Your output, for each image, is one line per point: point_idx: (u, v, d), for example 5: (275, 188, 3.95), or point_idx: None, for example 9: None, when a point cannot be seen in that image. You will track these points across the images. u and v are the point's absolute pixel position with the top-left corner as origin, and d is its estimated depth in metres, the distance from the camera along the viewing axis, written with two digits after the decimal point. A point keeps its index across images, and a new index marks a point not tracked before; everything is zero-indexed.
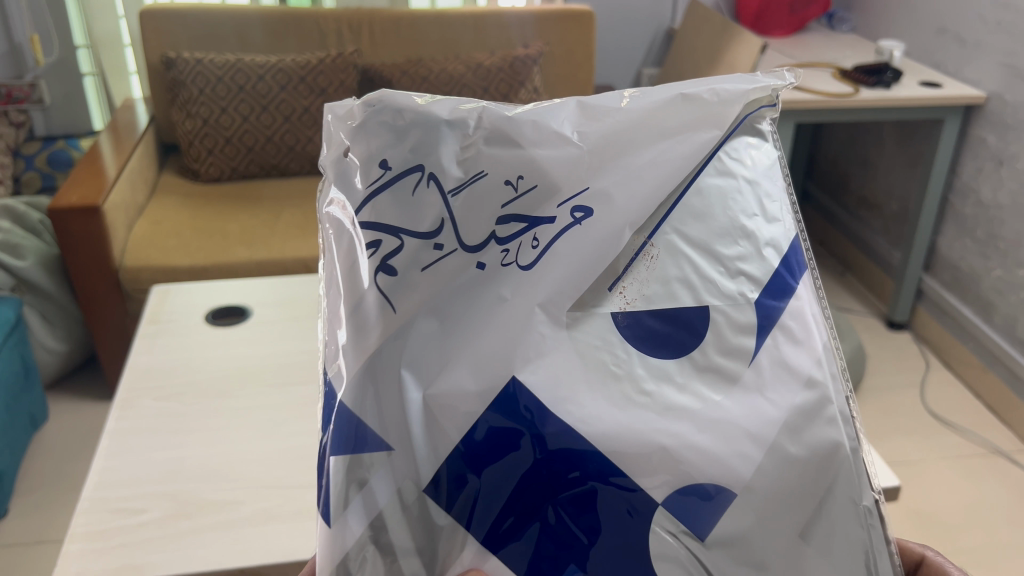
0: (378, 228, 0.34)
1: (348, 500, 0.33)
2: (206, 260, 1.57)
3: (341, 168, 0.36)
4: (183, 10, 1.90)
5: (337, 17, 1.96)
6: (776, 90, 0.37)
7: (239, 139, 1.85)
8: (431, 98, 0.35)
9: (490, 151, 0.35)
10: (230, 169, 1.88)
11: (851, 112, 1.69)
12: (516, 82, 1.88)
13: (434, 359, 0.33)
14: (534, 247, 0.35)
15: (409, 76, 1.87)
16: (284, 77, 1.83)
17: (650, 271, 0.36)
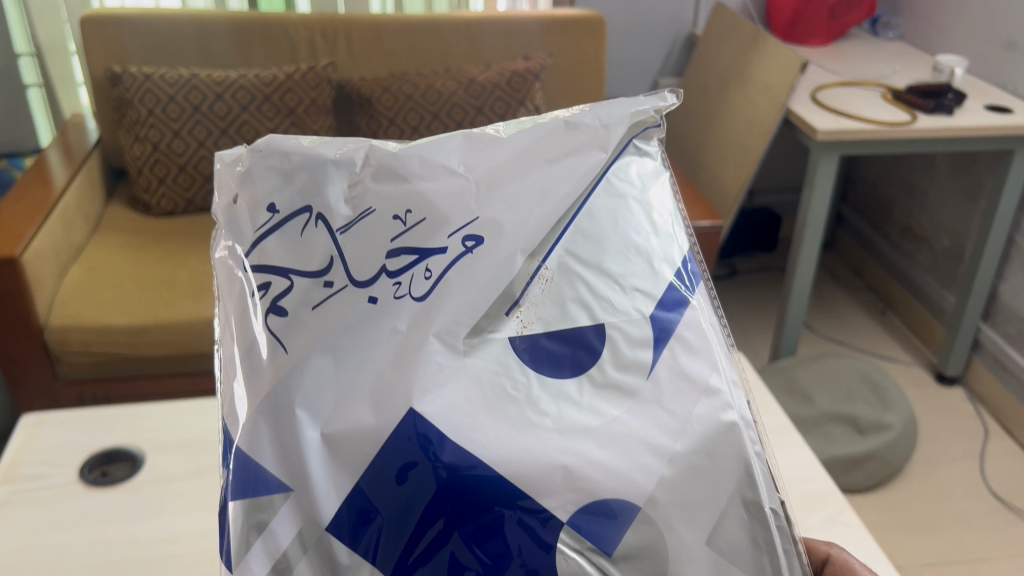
0: (268, 270, 0.36)
1: (249, 546, 0.33)
2: (148, 317, 1.47)
3: (229, 214, 0.38)
4: (137, 19, 1.82)
5: (309, 25, 1.88)
6: (659, 106, 0.39)
7: (193, 167, 1.76)
8: (316, 143, 0.38)
9: (378, 189, 0.36)
10: (183, 201, 1.79)
11: (908, 145, 1.54)
12: (515, 101, 1.81)
13: (329, 397, 0.33)
14: (425, 279, 0.35)
15: (392, 90, 1.79)
16: (246, 95, 1.74)
17: (544, 296, 0.36)
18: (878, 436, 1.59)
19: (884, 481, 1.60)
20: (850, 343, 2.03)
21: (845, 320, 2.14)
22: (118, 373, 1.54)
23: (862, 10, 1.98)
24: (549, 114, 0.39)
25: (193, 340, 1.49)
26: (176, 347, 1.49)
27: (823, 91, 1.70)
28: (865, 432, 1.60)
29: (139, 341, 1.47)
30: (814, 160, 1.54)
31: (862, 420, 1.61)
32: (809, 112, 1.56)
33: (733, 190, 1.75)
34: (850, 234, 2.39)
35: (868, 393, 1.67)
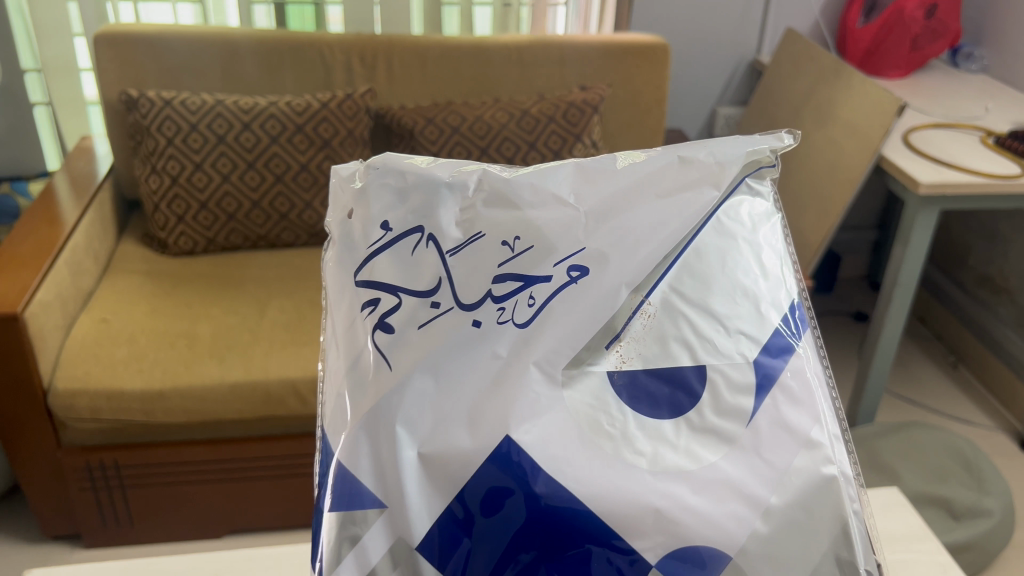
0: (378, 287, 0.36)
1: (341, 557, 0.34)
2: (164, 382, 1.30)
3: (343, 228, 0.38)
4: (156, 34, 1.67)
5: (345, 46, 1.73)
6: (775, 148, 0.38)
7: (215, 204, 1.61)
8: (431, 163, 0.38)
9: (488, 215, 0.37)
10: (205, 240, 1.64)
11: (1015, 199, 1.47)
12: (572, 135, 1.67)
13: (426, 421, 0.34)
14: (529, 306, 0.35)
15: (438, 121, 1.65)
16: (277, 126, 1.59)
17: (646, 334, 0.36)
18: (974, 522, 1.46)
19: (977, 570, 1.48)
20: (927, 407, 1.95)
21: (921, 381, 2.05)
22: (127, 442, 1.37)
23: (947, 39, 1.90)
24: (661, 148, 0.39)
25: (217, 408, 1.33)
26: (198, 414, 1.33)
27: (914, 134, 1.64)
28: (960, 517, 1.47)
29: (154, 411, 1.31)
30: (911, 216, 1.48)
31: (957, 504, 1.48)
32: (903, 159, 1.51)
33: (812, 241, 1.65)
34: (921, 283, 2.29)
35: (962, 473, 1.55)
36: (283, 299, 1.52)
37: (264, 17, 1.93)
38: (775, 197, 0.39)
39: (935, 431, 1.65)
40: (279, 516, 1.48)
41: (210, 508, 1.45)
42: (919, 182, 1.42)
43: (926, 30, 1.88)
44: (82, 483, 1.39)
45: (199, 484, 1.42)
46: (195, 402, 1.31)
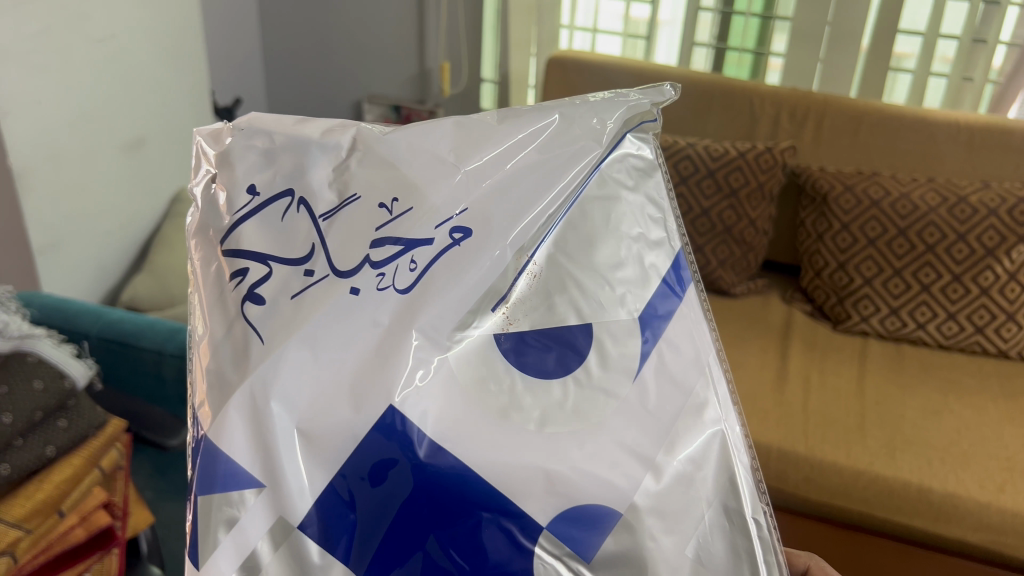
0: (247, 257, 0.35)
1: (215, 542, 0.31)
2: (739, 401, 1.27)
3: (207, 195, 0.36)
4: (603, 63, 1.64)
5: (780, 101, 1.60)
6: (660, 104, 0.38)
7: (857, 266, 1.46)
8: (292, 130, 0.36)
9: (367, 175, 0.35)
10: (891, 309, 1.44)
11: None
12: (1015, 235, 1.39)
13: (315, 403, 0.31)
14: (409, 273, 0.33)
15: (907, 272, 1.43)
16: (739, 179, 1.50)
17: (541, 296, 0.35)
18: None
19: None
20: None
21: None
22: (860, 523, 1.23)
23: None
24: (546, 114, 0.37)
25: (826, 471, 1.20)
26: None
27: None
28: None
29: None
30: None
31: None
32: None
33: None
34: None
35: None
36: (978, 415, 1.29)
37: (702, 59, 1.87)
38: (655, 145, 0.38)
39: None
40: None
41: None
42: None
43: None
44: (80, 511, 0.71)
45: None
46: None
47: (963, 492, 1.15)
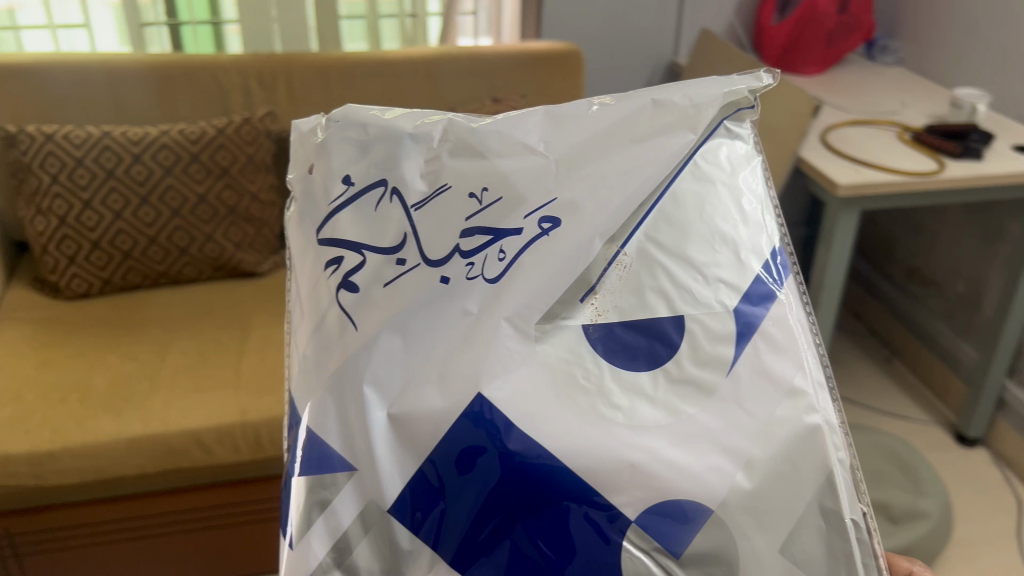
0: (341, 245, 0.36)
1: (311, 522, 0.32)
2: (54, 441, 1.13)
3: (305, 184, 0.38)
4: (53, 61, 1.39)
5: (159, 65, 1.43)
6: (756, 92, 0.38)
7: (109, 242, 1.38)
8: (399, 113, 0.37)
9: (456, 167, 0.35)
10: (210, 264, 1.44)
11: (923, 197, 1.33)
12: (216, 176, 1.40)
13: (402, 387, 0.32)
14: (500, 261, 0.34)
15: (211, 197, 1.40)
16: (170, 157, 1.38)
17: (627, 285, 0.35)
18: (913, 524, 1.40)
19: None
20: (866, 405, 1.83)
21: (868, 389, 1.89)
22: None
23: (861, 35, 1.70)
24: (638, 96, 0.37)
25: (115, 466, 1.15)
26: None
27: (833, 133, 1.47)
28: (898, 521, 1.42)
29: (120, 460, 1.15)
30: (831, 216, 1.34)
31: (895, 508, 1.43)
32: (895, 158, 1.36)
33: None
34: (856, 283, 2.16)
35: (902, 479, 1.49)
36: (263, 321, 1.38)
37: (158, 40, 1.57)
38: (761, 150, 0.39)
39: (871, 434, 1.60)
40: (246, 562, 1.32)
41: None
42: (837, 182, 1.27)
43: (840, 26, 1.66)
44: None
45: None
46: (172, 439, 1.15)
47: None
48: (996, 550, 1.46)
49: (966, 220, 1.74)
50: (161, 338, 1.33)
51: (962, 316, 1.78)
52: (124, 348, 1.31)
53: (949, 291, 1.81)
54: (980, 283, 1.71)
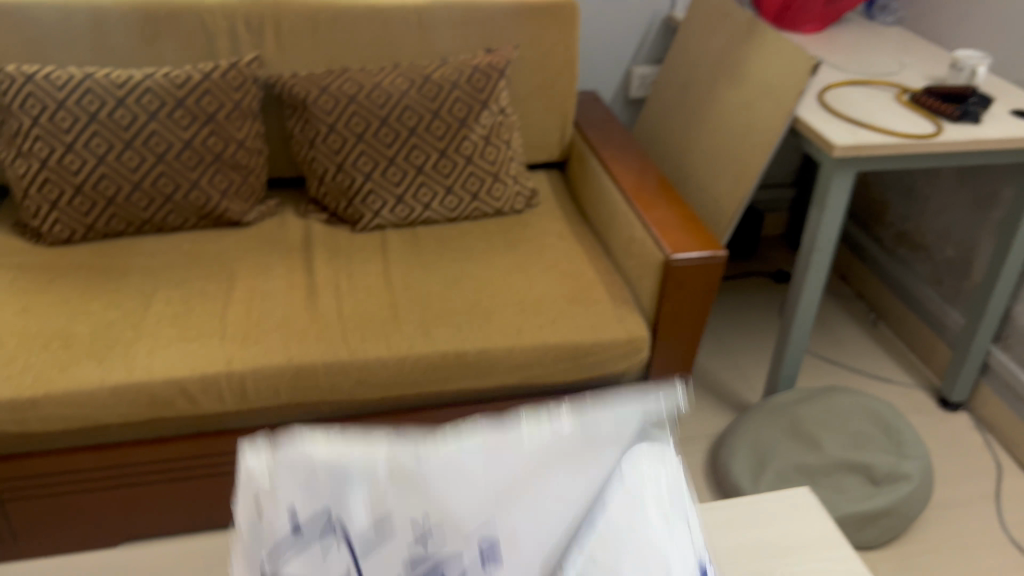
0: (298, 521, 0.47)
1: None
2: (36, 387, 1.12)
3: (245, 477, 0.47)
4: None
5: (140, 7, 1.39)
6: (667, 408, 0.52)
7: (92, 189, 1.35)
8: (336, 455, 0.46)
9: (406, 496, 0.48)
10: (194, 212, 1.42)
11: (920, 159, 1.31)
12: (201, 123, 1.37)
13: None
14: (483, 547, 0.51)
15: (196, 142, 1.37)
16: (154, 101, 1.34)
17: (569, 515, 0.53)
18: (892, 487, 1.42)
19: (897, 538, 1.43)
20: (850, 369, 1.85)
21: (853, 351, 1.91)
22: (458, 397, 1.33)
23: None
24: (564, 413, 0.50)
25: (98, 412, 1.14)
26: (372, 330, 1.25)
27: (828, 92, 1.44)
28: (880, 483, 1.44)
29: (105, 407, 1.14)
30: (826, 179, 1.33)
31: (876, 470, 1.44)
32: (893, 119, 1.34)
33: (728, 208, 1.45)
34: (844, 246, 2.16)
35: (882, 437, 1.52)
36: (250, 270, 1.37)
37: None
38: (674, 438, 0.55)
39: (858, 394, 1.60)
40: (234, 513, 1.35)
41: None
42: (832, 144, 1.26)
43: None
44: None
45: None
46: (157, 387, 1.14)
47: (494, 345, 1.24)
48: (973, 513, 1.49)
49: (958, 185, 1.73)
50: (145, 287, 1.31)
51: (950, 281, 1.78)
52: (109, 295, 1.29)
53: (939, 255, 1.81)
54: (971, 249, 1.71)
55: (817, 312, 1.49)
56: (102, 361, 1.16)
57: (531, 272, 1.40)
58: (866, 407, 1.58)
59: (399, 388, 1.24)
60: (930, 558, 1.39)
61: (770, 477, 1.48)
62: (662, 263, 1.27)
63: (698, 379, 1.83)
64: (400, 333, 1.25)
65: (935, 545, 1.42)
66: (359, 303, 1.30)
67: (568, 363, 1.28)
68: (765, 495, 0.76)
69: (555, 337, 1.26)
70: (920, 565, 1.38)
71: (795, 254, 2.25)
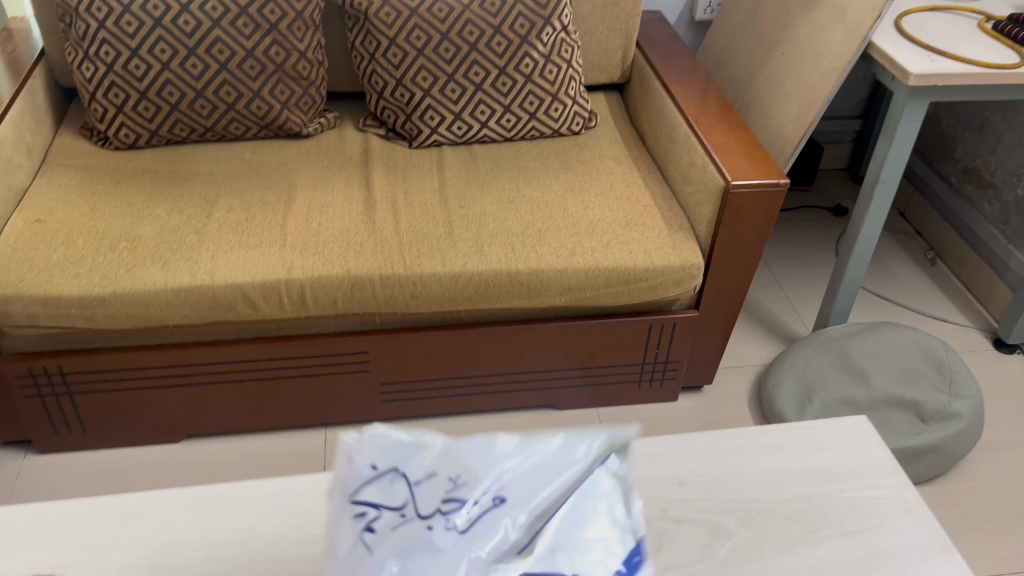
0: None
1: None
2: (104, 286, 1.16)
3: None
4: None
5: None
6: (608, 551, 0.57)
7: (156, 95, 1.36)
8: (411, 431, 0.60)
9: (442, 460, 0.59)
10: (255, 122, 1.43)
11: (999, 91, 1.26)
12: (262, 32, 1.37)
13: (417, 538, 0.54)
14: (494, 503, 0.57)
15: (258, 52, 1.37)
16: (217, 8, 1.34)
17: (574, 488, 0.59)
18: (941, 424, 1.42)
19: (942, 474, 1.43)
20: (904, 307, 1.82)
21: (908, 289, 1.88)
22: (508, 315, 1.35)
23: None
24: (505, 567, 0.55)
25: (164, 312, 1.18)
26: (427, 245, 1.27)
27: (905, 17, 1.38)
28: (928, 420, 1.44)
29: (168, 307, 1.18)
30: (897, 109, 1.28)
31: (925, 407, 1.44)
32: (973, 48, 1.28)
33: (792, 136, 1.41)
34: (907, 181, 2.10)
35: (935, 374, 1.51)
36: (309, 181, 1.39)
37: None
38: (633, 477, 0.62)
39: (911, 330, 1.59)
40: (290, 415, 1.41)
41: (525, 402, 1.49)
42: (907, 73, 1.21)
43: None
44: (26, 390, 1.28)
45: (536, 390, 1.47)
46: (219, 291, 1.18)
47: (546, 265, 1.25)
48: (1021, 455, 1.48)
49: None
50: (207, 193, 1.34)
51: (1017, 221, 1.72)
52: (173, 201, 1.32)
53: (1008, 193, 1.75)
54: None
55: (876, 247, 1.46)
56: (166, 264, 1.19)
57: (586, 194, 1.39)
58: (919, 344, 1.56)
59: (453, 303, 1.26)
60: (973, 495, 1.40)
61: (815, 409, 1.48)
62: (722, 189, 1.25)
63: (748, 309, 1.82)
64: (454, 248, 1.26)
65: (979, 485, 1.42)
66: (415, 218, 1.32)
67: (618, 287, 1.28)
68: (818, 422, 0.76)
69: (608, 260, 1.27)
70: (962, 501, 1.39)
71: (855, 187, 2.20)
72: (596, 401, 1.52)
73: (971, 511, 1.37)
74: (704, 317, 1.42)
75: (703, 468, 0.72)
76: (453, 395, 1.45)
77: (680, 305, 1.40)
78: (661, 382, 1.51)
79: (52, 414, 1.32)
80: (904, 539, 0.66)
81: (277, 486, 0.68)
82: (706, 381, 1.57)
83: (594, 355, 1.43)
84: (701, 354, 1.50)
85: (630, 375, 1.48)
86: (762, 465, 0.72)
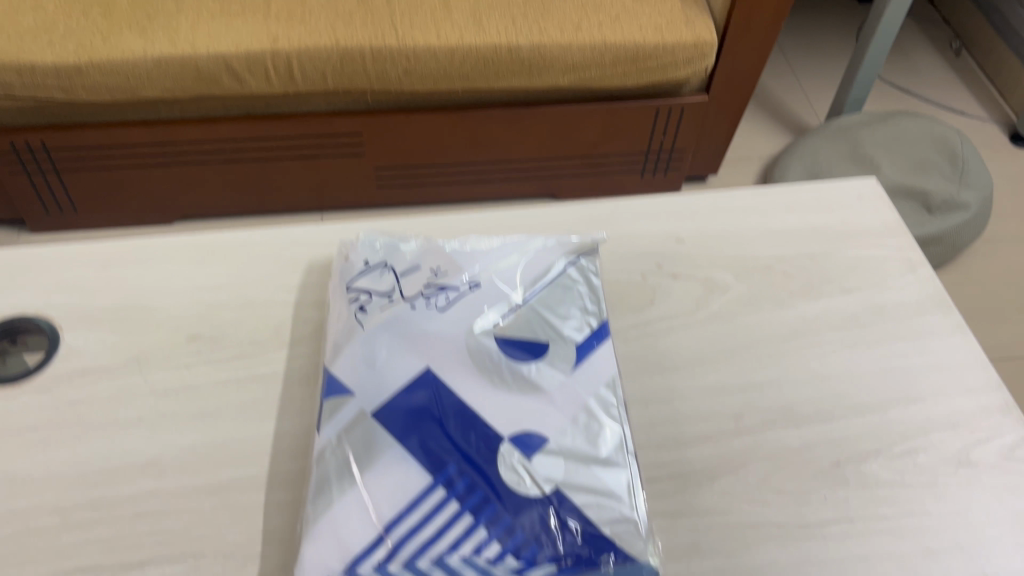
0: None
1: None
2: (79, 55, 1.09)
3: None
4: None
5: None
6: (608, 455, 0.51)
7: None
8: (395, 237, 0.62)
9: (427, 253, 0.61)
10: None
11: None
12: None
13: (400, 315, 0.56)
14: (473, 287, 0.59)
15: None
16: None
17: (553, 275, 0.61)
18: (948, 215, 1.39)
19: (945, 264, 1.42)
20: (921, 98, 1.75)
21: (927, 79, 1.79)
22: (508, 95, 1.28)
23: None
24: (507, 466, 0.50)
25: (145, 84, 1.12)
26: (421, 14, 1.18)
27: None
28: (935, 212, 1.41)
29: (149, 78, 1.11)
30: None
31: (933, 198, 1.41)
32: None
33: None
34: None
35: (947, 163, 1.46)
36: None
37: None
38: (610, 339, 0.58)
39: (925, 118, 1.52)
40: (286, 196, 1.39)
41: (525, 190, 1.46)
42: None
43: None
44: (12, 167, 1.24)
45: (536, 178, 1.43)
46: (202, 62, 1.11)
47: (548, 40, 1.16)
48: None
49: None
50: None
51: None
52: None
53: None
54: None
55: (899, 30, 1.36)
56: (145, 31, 1.11)
57: None
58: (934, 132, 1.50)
59: (451, 80, 1.19)
60: (972, 285, 1.40)
61: None
62: None
63: (760, 99, 1.74)
64: (450, 18, 1.18)
65: (978, 275, 1.41)
66: None
67: (625, 67, 1.21)
68: (827, 183, 0.73)
69: (615, 34, 1.18)
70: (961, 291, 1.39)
71: None
72: (597, 189, 1.48)
73: (967, 300, 1.38)
74: (714, 103, 1.35)
75: (703, 226, 0.69)
76: (449, 182, 1.41)
77: (689, 89, 1.33)
78: (665, 172, 1.46)
79: (41, 192, 1.29)
80: (905, 296, 0.65)
81: (263, 236, 0.66)
82: (711, 170, 1.53)
83: (598, 142, 1.37)
84: (708, 140, 1.45)
85: (633, 163, 1.43)
86: (765, 224, 0.70)
